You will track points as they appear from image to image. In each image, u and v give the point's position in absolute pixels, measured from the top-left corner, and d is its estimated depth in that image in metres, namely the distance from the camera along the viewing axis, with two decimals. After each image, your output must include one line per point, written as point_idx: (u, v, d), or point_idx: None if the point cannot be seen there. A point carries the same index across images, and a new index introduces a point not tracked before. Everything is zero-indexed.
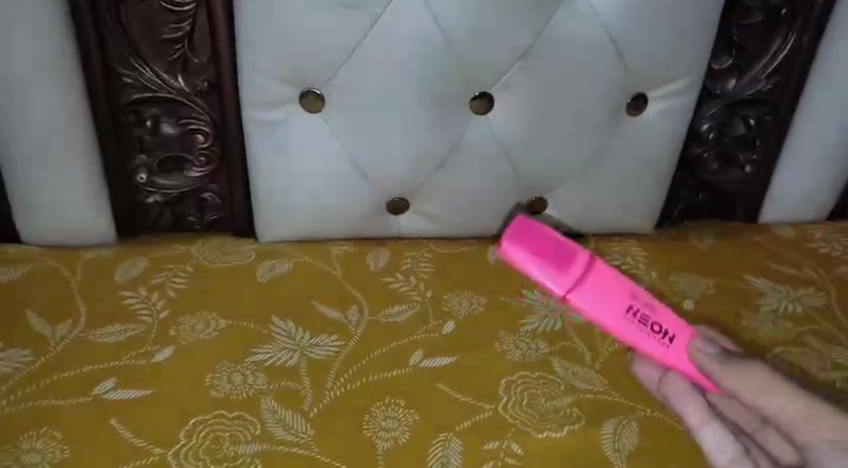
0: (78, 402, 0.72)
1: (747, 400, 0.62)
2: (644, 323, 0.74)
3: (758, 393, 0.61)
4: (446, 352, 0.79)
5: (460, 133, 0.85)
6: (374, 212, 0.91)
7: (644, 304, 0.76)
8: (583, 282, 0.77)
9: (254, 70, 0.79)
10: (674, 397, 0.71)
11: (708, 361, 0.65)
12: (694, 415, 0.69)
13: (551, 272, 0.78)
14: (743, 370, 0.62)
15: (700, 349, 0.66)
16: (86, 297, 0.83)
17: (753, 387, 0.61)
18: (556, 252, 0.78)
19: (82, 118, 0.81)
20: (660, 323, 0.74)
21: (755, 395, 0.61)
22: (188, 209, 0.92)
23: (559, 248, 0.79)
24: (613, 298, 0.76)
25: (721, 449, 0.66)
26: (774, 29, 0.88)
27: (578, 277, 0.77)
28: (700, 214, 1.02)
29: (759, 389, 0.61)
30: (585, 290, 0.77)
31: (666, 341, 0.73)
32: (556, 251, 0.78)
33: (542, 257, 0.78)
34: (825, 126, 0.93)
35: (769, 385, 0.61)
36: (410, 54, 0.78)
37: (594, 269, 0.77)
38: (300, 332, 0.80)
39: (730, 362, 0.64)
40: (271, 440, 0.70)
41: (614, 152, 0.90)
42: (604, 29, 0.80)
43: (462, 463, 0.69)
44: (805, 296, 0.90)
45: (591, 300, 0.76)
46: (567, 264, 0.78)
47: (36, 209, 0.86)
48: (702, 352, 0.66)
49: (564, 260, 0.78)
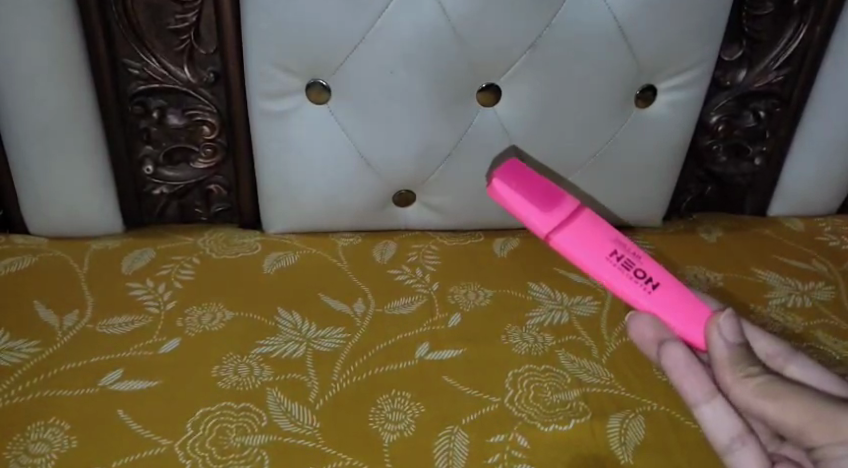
0: (85, 393, 0.72)
1: (740, 398, 0.54)
2: (627, 268, 0.63)
3: (754, 395, 0.53)
4: (455, 344, 0.79)
5: (467, 126, 0.85)
6: (380, 205, 0.91)
7: (630, 251, 0.64)
8: (566, 224, 0.65)
9: (263, 61, 0.79)
10: (676, 371, 0.57)
11: (721, 350, 0.55)
12: (696, 391, 0.56)
13: (533, 212, 0.66)
14: (747, 371, 0.54)
15: (719, 329, 0.55)
16: (93, 289, 0.83)
17: (756, 386, 0.53)
18: (542, 191, 0.67)
19: (89, 110, 0.81)
20: (645, 270, 0.63)
21: (751, 396, 0.53)
22: (194, 201, 0.93)
23: (545, 188, 0.67)
24: (598, 237, 0.64)
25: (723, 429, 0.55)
26: (785, 21, 0.87)
27: (561, 217, 0.65)
28: (708, 207, 1.02)
29: (757, 392, 0.53)
30: (571, 229, 0.65)
31: (649, 288, 0.62)
32: (542, 188, 0.67)
33: (524, 193, 0.67)
34: (837, 119, 0.92)
35: (775, 387, 0.52)
36: (417, 46, 0.78)
37: (579, 217, 0.65)
38: (305, 323, 0.80)
39: (744, 366, 0.54)
40: (279, 432, 0.70)
41: (622, 145, 0.89)
42: (614, 22, 0.80)
43: (469, 456, 0.69)
44: (813, 290, 0.90)
45: (573, 238, 0.64)
46: (552, 204, 0.66)
47: (43, 200, 0.86)
48: (720, 333, 0.55)
49: (547, 202, 0.66)
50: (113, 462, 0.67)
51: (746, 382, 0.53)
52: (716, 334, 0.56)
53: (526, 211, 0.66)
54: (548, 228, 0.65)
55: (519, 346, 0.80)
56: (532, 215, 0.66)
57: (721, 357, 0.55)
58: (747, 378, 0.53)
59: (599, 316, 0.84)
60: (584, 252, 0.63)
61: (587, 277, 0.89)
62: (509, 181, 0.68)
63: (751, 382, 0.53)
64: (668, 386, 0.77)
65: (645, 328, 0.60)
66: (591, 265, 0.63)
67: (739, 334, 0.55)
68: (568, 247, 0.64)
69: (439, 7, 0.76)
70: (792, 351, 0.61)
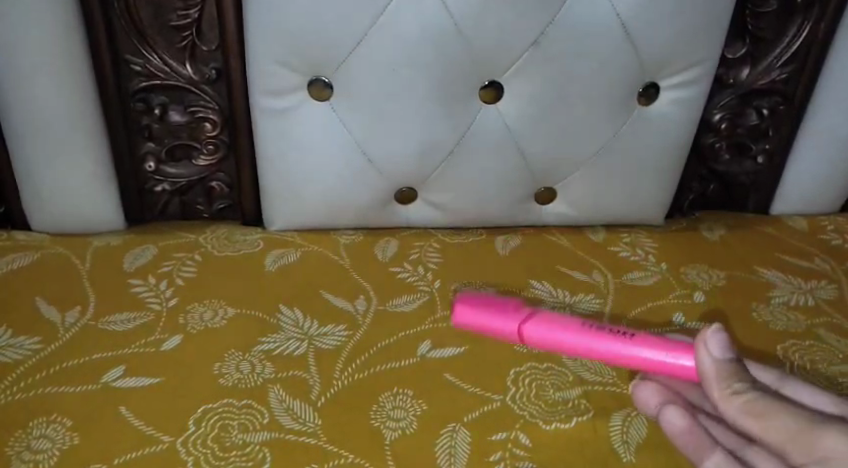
0: (87, 389, 0.72)
1: (728, 414, 0.54)
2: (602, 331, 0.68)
3: (742, 412, 0.53)
4: (456, 341, 0.79)
5: (469, 123, 0.85)
6: (382, 203, 0.91)
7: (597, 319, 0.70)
8: (531, 318, 0.71)
9: (266, 58, 0.79)
10: (676, 435, 0.62)
11: (708, 366, 0.55)
12: (697, 453, 0.60)
13: (499, 321, 0.72)
14: (734, 387, 0.54)
15: (706, 346, 0.56)
16: (94, 285, 0.83)
17: (744, 403, 0.53)
18: (499, 303, 0.74)
19: (92, 107, 0.81)
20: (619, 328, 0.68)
21: (739, 412, 0.54)
22: (196, 197, 0.93)
23: (501, 301, 0.74)
24: (565, 320, 0.70)
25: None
26: (788, 18, 0.87)
27: (525, 316, 0.72)
28: (711, 205, 1.02)
29: (743, 408, 0.53)
30: (536, 320, 0.71)
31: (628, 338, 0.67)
32: (499, 302, 0.74)
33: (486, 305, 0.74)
34: (840, 117, 0.92)
35: (760, 404, 0.53)
36: (419, 43, 0.78)
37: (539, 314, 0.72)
38: (307, 320, 0.81)
39: (731, 383, 0.54)
40: (280, 429, 0.70)
41: (624, 143, 0.89)
42: (616, 19, 0.79)
43: (470, 454, 0.69)
44: (816, 288, 0.89)
45: (544, 326, 0.70)
46: (514, 309, 0.73)
47: (45, 196, 0.86)
48: (707, 349, 0.56)
49: (507, 308, 0.73)
50: (114, 459, 0.67)
51: (730, 398, 0.54)
52: (703, 349, 0.56)
53: (493, 322, 0.73)
54: (518, 329, 0.71)
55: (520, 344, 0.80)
56: (502, 325, 0.72)
57: (709, 372, 0.55)
58: (737, 394, 0.54)
59: (601, 314, 0.84)
60: (560, 333, 0.69)
61: (590, 275, 0.89)
62: (469, 300, 0.75)
63: (739, 399, 0.54)
64: None
65: (649, 396, 0.66)
66: (570, 343, 0.69)
67: (728, 349, 0.55)
68: (544, 336, 0.70)
69: (441, 4, 0.76)
70: (784, 376, 0.63)
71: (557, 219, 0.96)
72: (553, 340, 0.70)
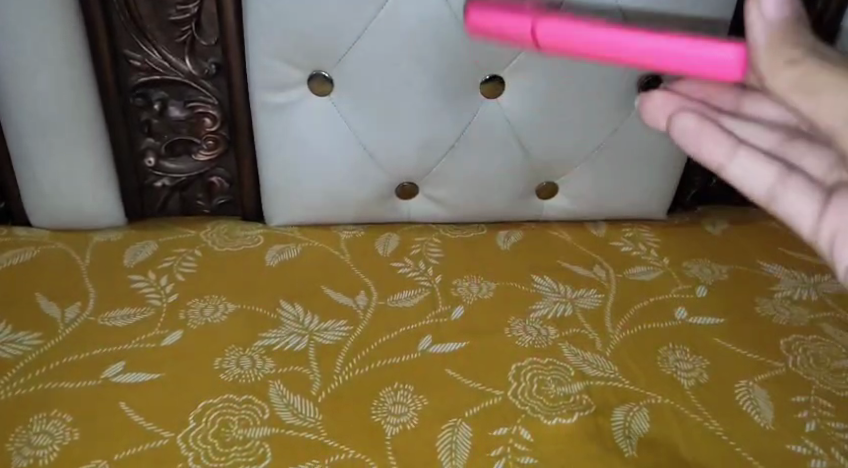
0: (87, 385, 0.72)
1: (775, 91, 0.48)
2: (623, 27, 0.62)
3: (789, 89, 0.48)
4: (458, 337, 0.79)
5: (469, 118, 0.85)
6: (383, 198, 0.91)
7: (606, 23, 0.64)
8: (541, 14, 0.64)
9: (267, 53, 0.79)
10: (685, 138, 0.58)
11: (759, 28, 0.48)
12: (715, 152, 0.56)
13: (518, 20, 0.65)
14: (794, 54, 0.47)
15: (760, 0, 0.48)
16: (95, 281, 0.83)
17: (790, 81, 0.47)
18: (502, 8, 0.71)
19: (91, 102, 0.81)
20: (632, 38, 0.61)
21: (788, 88, 0.48)
22: (196, 193, 0.93)
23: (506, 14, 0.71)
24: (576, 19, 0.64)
25: (755, 176, 0.54)
26: None
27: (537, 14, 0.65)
28: (713, 200, 1.02)
29: (793, 86, 0.47)
30: (552, 17, 0.64)
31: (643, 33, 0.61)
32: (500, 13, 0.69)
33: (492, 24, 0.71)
34: None
35: (817, 84, 0.47)
36: (420, 36, 0.78)
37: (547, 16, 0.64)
38: (308, 316, 0.80)
39: (784, 41, 0.48)
40: (281, 424, 0.70)
41: (625, 138, 0.89)
42: (618, 13, 0.79)
43: (471, 449, 0.69)
44: (819, 283, 0.89)
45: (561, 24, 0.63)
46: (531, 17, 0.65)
47: (45, 193, 0.86)
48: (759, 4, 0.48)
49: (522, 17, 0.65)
50: (114, 456, 0.67)
51: (779, 72, 0.48)
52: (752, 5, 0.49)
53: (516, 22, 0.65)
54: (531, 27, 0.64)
55: (522, 338, 0.80)
56: (515, 24, 0.66)
57: (755, 23, 0.49)
58: (792, 65, 0.47)
59: (604, 309, 0.84)
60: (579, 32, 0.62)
61: (592, 270, 0.89)
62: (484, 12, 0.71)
63: (797, 71, 0.47)
64: (671, 378, 0.77)
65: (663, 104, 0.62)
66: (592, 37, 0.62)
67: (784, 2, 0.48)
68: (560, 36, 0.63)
69: None
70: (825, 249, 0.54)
71: (559, 214, 0.96)
72: (575, 36, 0.62)
